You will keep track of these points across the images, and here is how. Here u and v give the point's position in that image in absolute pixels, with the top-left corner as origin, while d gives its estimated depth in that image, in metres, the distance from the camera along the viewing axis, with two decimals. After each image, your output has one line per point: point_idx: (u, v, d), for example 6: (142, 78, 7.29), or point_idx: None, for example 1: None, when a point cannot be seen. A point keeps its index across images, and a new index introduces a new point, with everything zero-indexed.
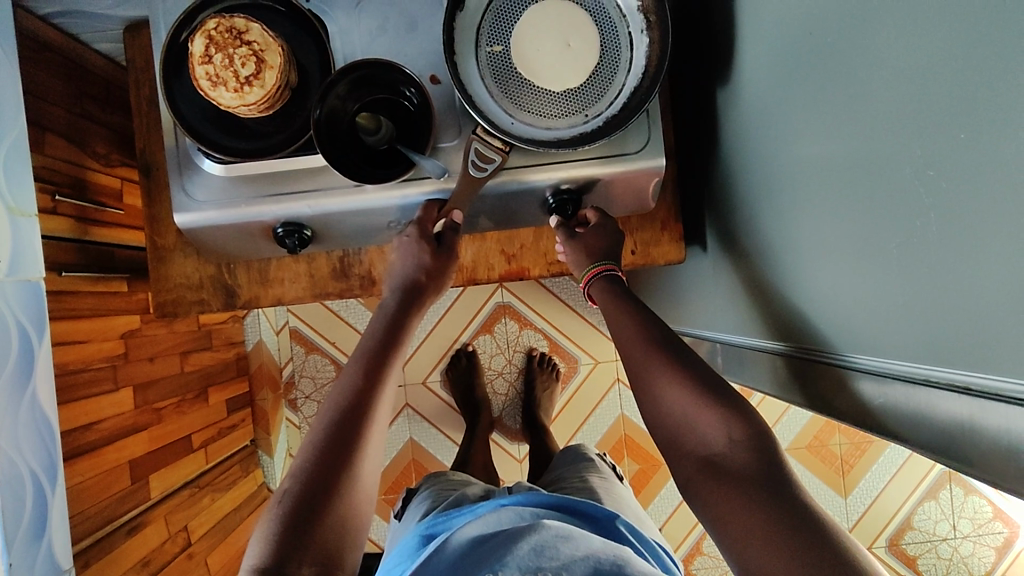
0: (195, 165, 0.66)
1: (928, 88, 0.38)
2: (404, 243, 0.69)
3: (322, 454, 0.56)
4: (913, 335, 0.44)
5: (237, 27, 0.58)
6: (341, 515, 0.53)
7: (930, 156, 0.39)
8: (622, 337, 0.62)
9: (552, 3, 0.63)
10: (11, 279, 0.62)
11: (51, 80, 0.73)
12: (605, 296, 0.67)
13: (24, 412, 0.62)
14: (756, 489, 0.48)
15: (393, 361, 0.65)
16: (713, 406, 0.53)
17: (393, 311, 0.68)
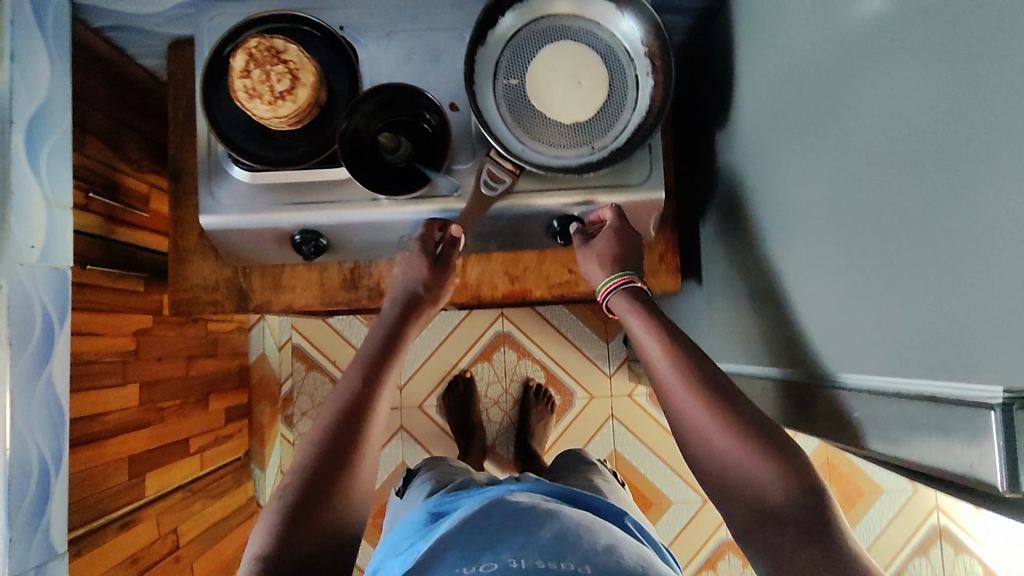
0: (224, 172, 0.70)
1: (907, 126, 0.42)
2: (408, 258, 0.72)
3: (326, 460, 0.58)
4: (890, 357, 0.47)
5: (276, 47, 0.63)
6: (335, 512, 0.56)
7: (908, 188, 0.42)
8: (660, 355, 0.62)
9: (566, 44, 0.69)
10: (41, 265, 0.65)
11: (96, 88, 0.79)
12: (625, 308, 0.67)
13: (39, 392, 0.65)
14: (792, 529, 0.51)
15: (390, 366, 0.67)
16: (766, 456, 0.54)
17: (394, 321, 0.71)
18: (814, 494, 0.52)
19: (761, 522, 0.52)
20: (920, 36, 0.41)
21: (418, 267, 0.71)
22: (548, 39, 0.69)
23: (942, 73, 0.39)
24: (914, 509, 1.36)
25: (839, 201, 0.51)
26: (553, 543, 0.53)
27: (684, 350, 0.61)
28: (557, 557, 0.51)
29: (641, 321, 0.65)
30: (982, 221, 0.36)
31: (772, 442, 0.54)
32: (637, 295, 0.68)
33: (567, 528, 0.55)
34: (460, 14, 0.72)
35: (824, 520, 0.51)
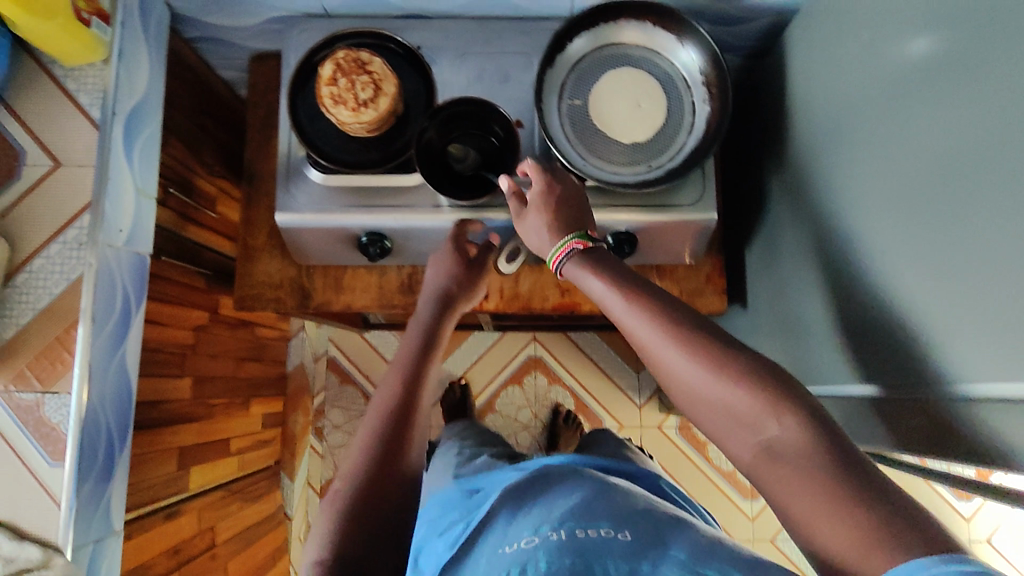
0: (300, 173, 0.75)
1: (988, 139, 0.45)
2: (442, 263, 0.76)
3: (377, 458, 0.60)
4: (962, 361, 0.48)
5: (362, 58, 0.68)
6: (388, 505, 0.57)
7: (989, 198, 0.45)
8: (631, 311, 0.54)
9: (629, 70, 0.74)
10: (126, 249, 0.69)
11: (184, 94, 0.85)
12: (574, 269, 0.61)
13: (113, 368, 0.67)
14: (813, 462, 0.43)
15: (426, 363, 0.71)
16: (738, 377, 0.48)
17: (429, 320, 0.76)
18: (819, 416, 0.46)
19: (776, 456, 0.45)
20: (1001, 59, 0.44)
21: (456, 271, 0.76)
22: (612, 65, 0.74)
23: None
24: None
25: (910, 215, 0.54)
26: (589, 511, 0.53)
27: (651, 299, 0.54)
28: (591, 523, 0.51)
29: (603, 275, 0.58)
30: None
31: (762, 374, 0.48)
32: (589, 254, 0.61)
33: (605, 499, 0.55)
34: (530, 40, 0.77)
35: (850, 448, 0.44)
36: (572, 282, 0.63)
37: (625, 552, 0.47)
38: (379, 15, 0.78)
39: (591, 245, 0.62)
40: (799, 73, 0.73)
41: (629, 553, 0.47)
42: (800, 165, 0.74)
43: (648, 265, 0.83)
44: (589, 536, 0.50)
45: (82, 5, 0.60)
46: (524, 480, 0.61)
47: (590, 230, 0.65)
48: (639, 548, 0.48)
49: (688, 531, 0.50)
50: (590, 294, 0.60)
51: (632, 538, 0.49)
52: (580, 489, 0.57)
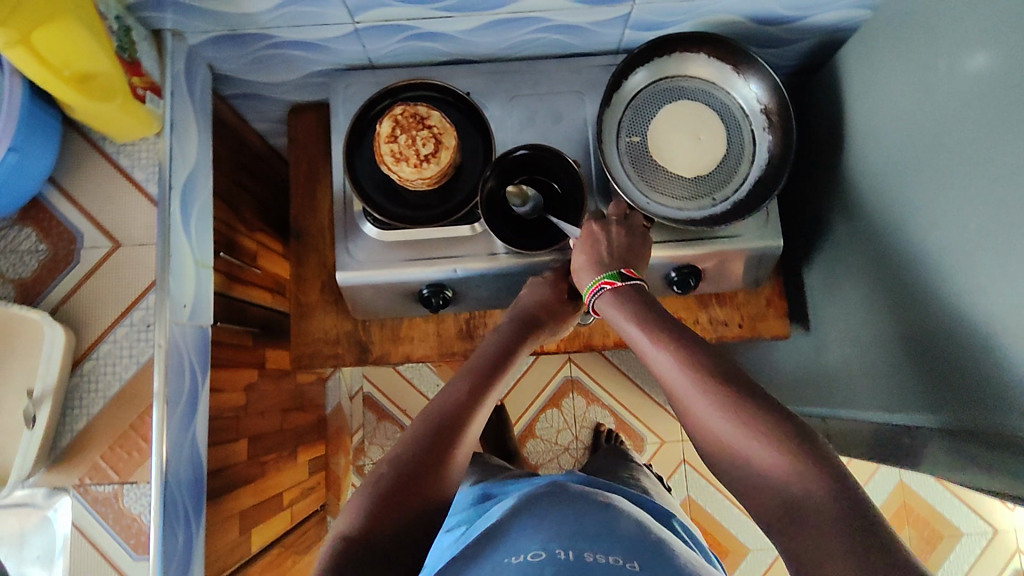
0: (357, 229, 0.73)
1: None
2: (537, 284, 0.71)
3: (425, 458, 0.55)
4: None
5: (420, 113, 0.67)
6: (419, 509, 0.53)
7: None
8: (660, 352, 0.55)
9: (685, 103, 0.73)
10: (190, 323, 0.67)
11: (223, 152, 0.83)
12: (609, 309, 0.62)
13: (186, 448, 0.65)
14: (823, 518, 0.42)
15: (502, 374, 0.64)
16: (770, 428, 0.47)
17: (509, 333, 0.68)
18: (839, 479, 0.44)
19: (788, 510, 0.44)
20: None
21: (544, 294, 0.70)
22: (668, 99, 0.73)
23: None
24: (997, 550, 1.34)
25: (1006, 243, 0.53)
26: (603, 539, 0.52)
27: (685, 341, 0.55)
28: (605, 550, 0.50)
29: (629, 316, 0.59)
30: None
31: (788, 427, 0.47)
32: (620, 296, 0.61)
33: (616, 522, 0.55)
34: (580, 77, 0.76)
35: (863, 509, 0.42)
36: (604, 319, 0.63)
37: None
38: (424, 62, 0.77)
39: (622, 285, 0.62)
40: (854, 96, 0.73)
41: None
42: (859, 188, 0.73)
43: (708, 294, 0.82)
44: (598, 562, 0.49)
45: (138, 81, 0.61)
46: (530, 497, 0.61)
47: (628, 267, 0.64)
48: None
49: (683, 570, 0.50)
50: (625, 335, 0.60)
51: (640, 567, 0.49)
52: (588, 509, 0.57)
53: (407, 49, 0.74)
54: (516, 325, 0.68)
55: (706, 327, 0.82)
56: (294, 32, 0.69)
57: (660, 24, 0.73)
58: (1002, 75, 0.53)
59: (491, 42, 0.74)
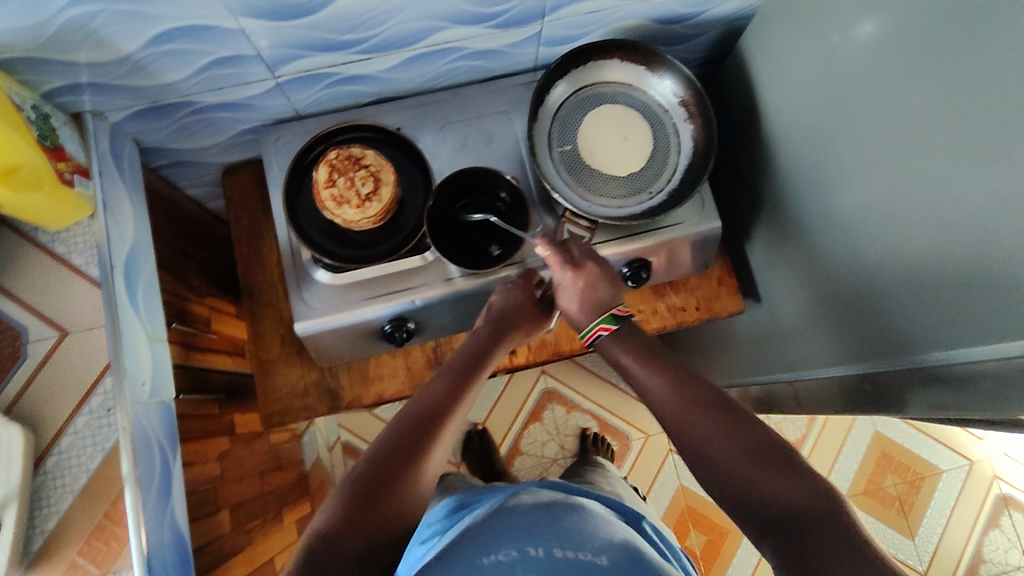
0: (309, 276, 0.73)
1: (971, 117, 0.50)
2: (507, 288, 0.71)
3: (402, 458, 0.57)
4: (990, 319, 0.51)
5: (354, 154, 0.68)
6: (395, 505, 0.54)
7: (986, 172, 0.49)
8: (655, 382, 0.59)
9: (607, 108, 0.76)
10: (152, 399, 0.66)
11: (161, 223, 0.82)
12: (610, 350, 0.65)
13: (166, 528, 0.64)
14: (814, 529, 0.45)
15: (474, 380, 0.67)
16: (768, 451, 0.51)
17: (482, 338, 0.70)
18: (829, 497, 0.47)
19: (786, 521, 0.47)
20: (971, 47, 0.48)
21: (516, 295, 0.71)
22: (591, 106, 0.76)
23: (1003, 71, 0.46)
24: (976, 482, 1.40)
25: (911, 191, 0.58)
26: (570, 534, 0.53)
27: (682, 374, 0.59)
28: (575, 547, 0.51)
29: (628, 354, 0.63)
30: None
31: (777, 451, 0.51)
32: (617, 340, 0.65)
33: (582, 518, 0.56)
34: (504, 97, 0.79)
35: (845, 519, 0.45)
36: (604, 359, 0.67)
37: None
38: (351, 106, 0.78)
39: (617, 328, 0.65)
40: (762, 78, 0.78)
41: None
42: (780, 162, 0.78)
43: (661, 283, 0.85)
44: (567, 558, 0.50)
45: (62, 166, 0.60)
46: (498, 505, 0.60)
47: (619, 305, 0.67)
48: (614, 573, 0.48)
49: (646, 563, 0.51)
50: (623, 364, 0.64)
51: (609, 563, 0.50)
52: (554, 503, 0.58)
53: (332, 95, 0.75)
54: (488, 330, 0.70)
55: (665, 316, 0.85)
56: (216, 95, 0.69)
57: (570, 37, 0.76)
58: (883, 42, 0.58)
59: (413, 77, 0.76)
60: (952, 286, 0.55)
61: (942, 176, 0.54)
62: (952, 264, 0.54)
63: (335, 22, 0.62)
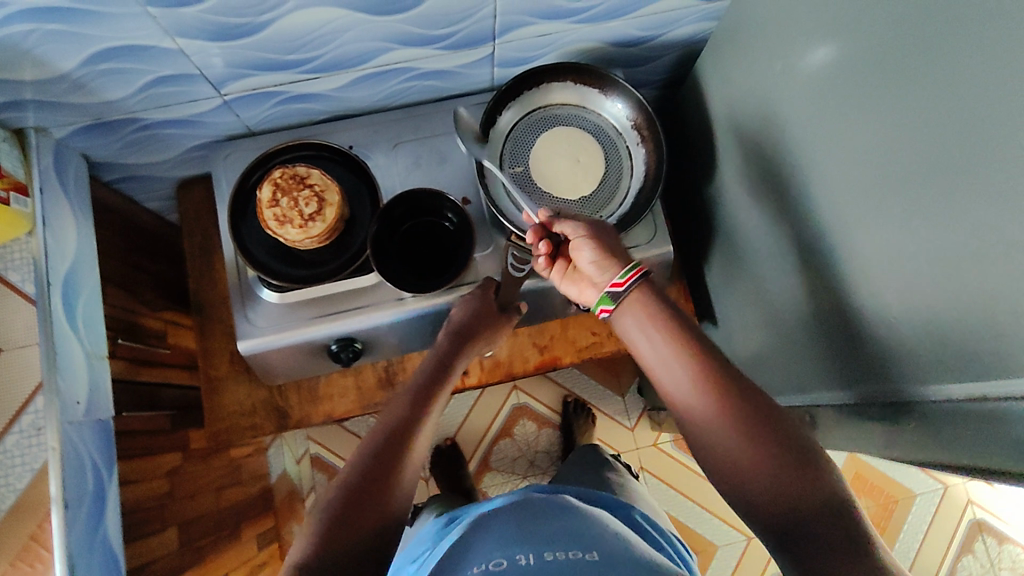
0: (255, 295, 0.72)
1: (902, 152, 0.49)
2: (467, 300, 0.70)
3: (372, 490, 0.55)
4: (927, 359, 0.50)
5: (299, 173, 0.68)
6: (372, 528, 0.54)
7: (914, 209, 0.48)
8: (665, 356, 0.54)
9: (560, 130, 0.76)
10: (86, 419, 0.65)
11: (113, 237, 0.82)
12: (622, 317, 0.58)
13: (97, 549, 0.63)
14: (820, 535, 0.45)
15: (440, 392, 0.65)
16: (776, 443, 0.49)
17: (442, 351, 0.68)
18: (833, 498, 0.47)
19: (789, 528, 0.47)
20: (903, 81, 0.48)
21: (475, 308, 0.70)
22: (544, 127, 0.76)
23: (929, 108, 0.46)
24: (951, 505, 1.39)
25: (846, 224, 0.57)
26: (559, 537, 0.55)
27: (707, 354, 0.53)
28: (564, 547, 0.53)
29: (636, 322, 0.57)
30: (989, 235, 0.42)
31: (789, 441, 0.49)
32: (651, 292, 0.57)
33: (575, 521, 0.58)
34: (459, 117, 0.78)
35: (849, 526, 0.45)
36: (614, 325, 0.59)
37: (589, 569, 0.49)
38: (303, 123, 0.78)
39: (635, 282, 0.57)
40: (716, 102, 0.78)
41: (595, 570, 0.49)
42: (734, 187, 0.77)
43: None
44: (557, 559, 0.51)
45: None
46: (487, 516, 0.61)
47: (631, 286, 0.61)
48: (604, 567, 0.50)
49: (639, 559, 0.52)
50: (630, 342, 0.58)
51: (599, 557, 0.52)
52: (542, 512, 0.60)
53: (282, 112, 0.75)
54: (448, 340, 0.68)
55: (621, 338, 0.84)
56: (161, 112, 0.69)
57: (524, 58, 0.76)
58: (821, 71, 0.57)
59: (365, 95, 0.76)
60: (888, 323, 0.54)
61: (871, 213, 0.53)
62: (881, 301, 0.53)
63: (277, 43, 0.61)
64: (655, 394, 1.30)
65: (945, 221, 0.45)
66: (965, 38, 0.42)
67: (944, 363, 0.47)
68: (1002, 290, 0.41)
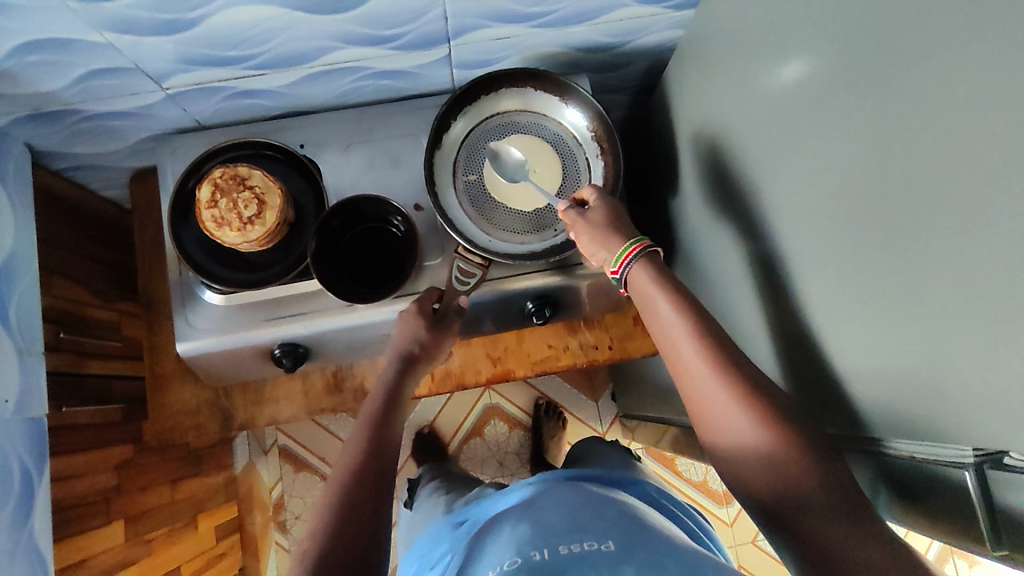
0: (196, 296, 0.71)
1: (855, 184, 0.46)
2: (406, 319, 0.68)
3: (355, 516, 0.53)
4: (872, 404, 0.47)
5: (240, 174, 0.66)
6: (360, 548, 0.51)
7: (868, 243, 0.45)
8: (675, 321, 0.56)
9: (519, 137, 0.73)
10: (16, 417, 0.65)
11: (62, 227, 0.80)
12: (639, 280, 0.60)
13: (20, 551, 0.62)
14: (844, 530, 0.43)
15: (396, 418, 0.64)
16: (790, 435, 0.48)
17: (392, 380, 0.67)
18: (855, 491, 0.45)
19: (791, 516, 0.46)
20: (857, 110, 0.45)
21: (417, 330, 0.68)
22: (502, 133, 0.73)
23: (881, 142, 0.43)
24: None
25: (803, 259, 0.54)
26: (577, 530, 0.53)
27: (713, 342, 0.54)
28: (579, 540, 0.52)
29: (651, 285, 0.59)
30: (937, 278, 0.39)
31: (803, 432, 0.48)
32: (653, 264, 0.60)
33: (591, 509, 0.57)
34: (416, 119, 0.76)
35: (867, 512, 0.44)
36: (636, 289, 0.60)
37: (607, 560, 0.49)
38: (256, 118, 0.76)
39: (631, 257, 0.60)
40: (681, 113, 0.75)
41: (611, 561, 0.49)
42: (696, 203, 0.75)
43: (575, 320, 0.83)
44: (574, 553, 0.50)
45: None
46: (493, 523, 0.60)
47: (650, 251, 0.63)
48: (624, 555, 0.49)
49: (660, 539, 0.52)
50: (652, 310, 0.59)
51: (614, 546, 0.51)
52: (549, 509, 0.58)
53: (232, 107, 0.72)
54: (396, 368, 0.67)
55: (577, 353, 0.84)
56: (103, 104, 0.66)
57: (485, 61, 0.73)
58: (778, 93, 0.54)
59: (319, 92, 0.73)
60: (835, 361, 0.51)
61: (828, 248, 0.50)
62: (836, 343, 0.51)
63: (215, 39, 0.59)
64: (627, 400, 1.28)
65: (895, 262, 0.42)
66: (916, 74, 0.39)
67: (897, 418, 0.45)
68: (954, 347, 0.38)
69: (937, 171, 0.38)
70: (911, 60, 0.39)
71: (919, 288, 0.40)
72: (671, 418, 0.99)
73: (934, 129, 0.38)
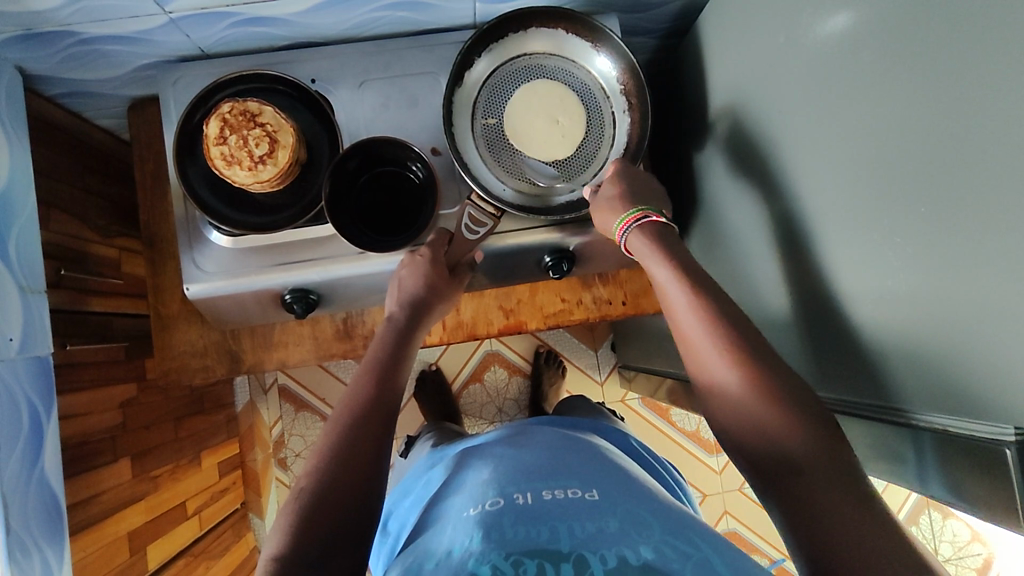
0: (202, 237, 0.68)
1: (898, 151, 0.44)
2: (414, 261, 0.67)
3: (352, 458, 0.52)
4: (908, 374, 0.47)
5: (250, 109, 0.62)
6: (359, 488, 0.51)
7: (910, 208, 0.43)
8: (672, 279, 0.58)
9: (545, 82, 0.70)
10: (20, 355, 0.63)
11: (58, 158, 0.76)
12: (638, 241, 0.63)
13: (30, 488, 0.61)
14: (821, 481, 0.44)
15: (400, 364, 0.64)
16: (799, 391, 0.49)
17: (399, 323, 0.67)
18: (829, 447, 0.45)
19: (786, 470, 0.46)
20: (911, 72, 0.42)
21: (425, 273, 0.67)
22: (524, 77, 0.70)
23: (935, 106, 0.40)
24: None
25: (835, 229, 0.52)
26: (558, 477, 0.52)
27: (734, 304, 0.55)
28: (563, 486, 0.50)
29: (654, 249, 0.61)
30: (995, 248, 0.37)
31: (784, 387, 0.49)
32: (660, 230, 0.63)
33: (578, 463, 0.55)
34: (433, 56, 0.72)
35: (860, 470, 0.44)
36: (634, 251, 0.64)
37: (591, 509, 0.47)
38: (264, 49, 0.71)
39: (643, 223, 0.63)
40: (714, 62, 0.71)
41: (595, 510, 0.46)
42: (719, 159, 0.72)
43: (590, 274, 0.83)
44: (557, 498, 0.49)
45: None
46: (475, 456, 0.60)
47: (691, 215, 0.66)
48: (605, 505, 0.47)
49: (649, 498, 0.49)
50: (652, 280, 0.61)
51: (598, 496, 0.49)
52: (531, 453, 0.58)
53: (238, 35, 0.67)
54: (402, 314, 0.67)
55: (590, 308, 0.84)
56: (100, 27, 0.61)
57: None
58: (821, 48, 0.51)
59: (332, 23, 0.68)
60: (865, 329, 0.51)
61: (861, 211, 0.49)
62: (870, 316, 0.50)
63: None
64: (627, 351, 1.28)
65: (943, 233, 0.41)
66: (987, 35, 0.36)
67: (938, 396, 0.44)
68: (1011, 318, 0.37)
69: (1005, 151, 0.35)
70: (982, 24, 0.36)
71: (970, 269, 0.39)
72: (671, 372, 1.00)
73: (1000, 107, 0.36)
